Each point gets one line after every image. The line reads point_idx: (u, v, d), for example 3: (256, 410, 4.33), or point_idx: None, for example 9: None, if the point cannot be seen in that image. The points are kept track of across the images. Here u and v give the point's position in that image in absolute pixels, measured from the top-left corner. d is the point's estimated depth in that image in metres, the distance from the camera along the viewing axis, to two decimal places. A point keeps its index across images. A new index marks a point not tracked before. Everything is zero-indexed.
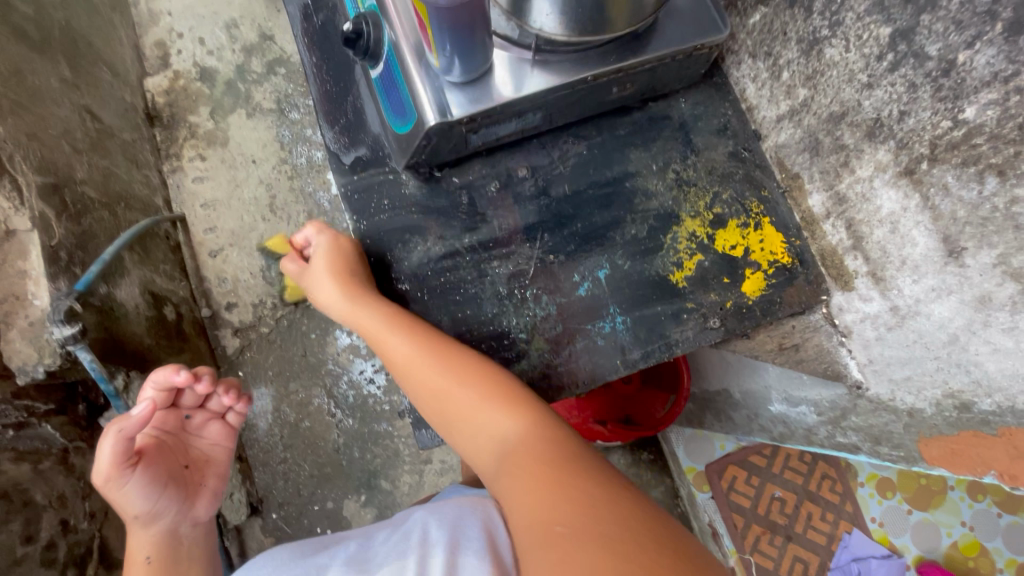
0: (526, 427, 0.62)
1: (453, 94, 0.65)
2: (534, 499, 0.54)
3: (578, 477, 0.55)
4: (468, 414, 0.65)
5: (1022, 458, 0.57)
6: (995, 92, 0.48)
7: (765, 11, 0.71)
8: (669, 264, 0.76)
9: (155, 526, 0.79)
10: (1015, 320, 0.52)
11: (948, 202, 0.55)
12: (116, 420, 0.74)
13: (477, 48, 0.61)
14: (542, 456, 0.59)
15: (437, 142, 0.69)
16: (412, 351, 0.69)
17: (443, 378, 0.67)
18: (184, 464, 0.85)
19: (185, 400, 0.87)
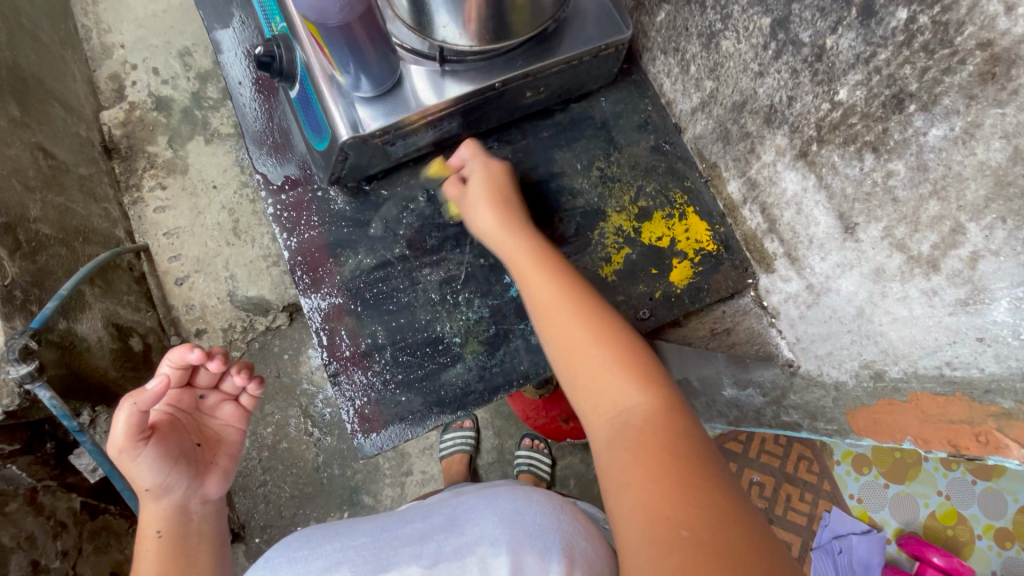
0: (648, 378, 0.56)
1: (363, 109, 0.66)
2: (656, 488, 0.47)
3: (697, 473, 0.48)
4: (586, 370, 0.58)
5: (930, 422, 0.58)
6: (859, 74, 0.50)
7: (668, 8, 0.73)
8: (598, 259, 0.78)
9: (166, 505, 0.67)
10: (905, 289, 0.54)
11: (838, 180, 0.57)
12: (131, 392, 0.62)
13: (381, 62, 0.63)
14: (650, 421, 0.52)
15: (357, 157, 0.71)
16: (554, 302, 0.61)
17: (595, 321, 0.59)
18: (195, 442, 0.71)
19: (202, 377, 0.72)
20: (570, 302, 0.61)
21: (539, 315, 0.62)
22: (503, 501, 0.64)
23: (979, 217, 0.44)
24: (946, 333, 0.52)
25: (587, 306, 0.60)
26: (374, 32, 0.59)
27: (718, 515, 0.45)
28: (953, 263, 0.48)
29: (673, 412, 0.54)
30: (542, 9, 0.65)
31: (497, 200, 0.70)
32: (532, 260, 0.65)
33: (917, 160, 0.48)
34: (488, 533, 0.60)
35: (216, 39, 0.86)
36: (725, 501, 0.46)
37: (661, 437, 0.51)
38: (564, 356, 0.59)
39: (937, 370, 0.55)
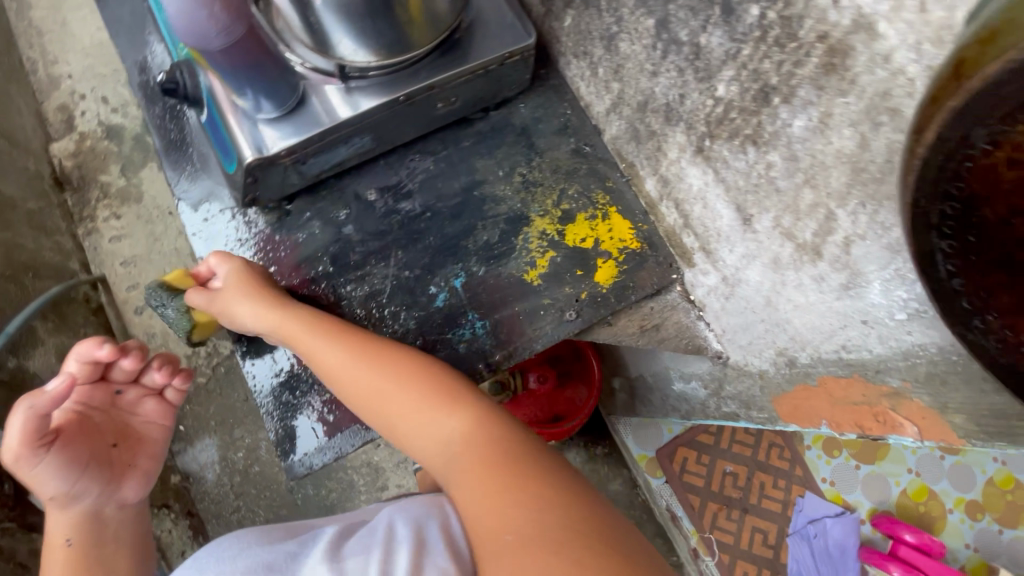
0: (449, 407, 0.63)
1: (267, 131, 0.66)
2: (490, 499, 0.55)
3: (514, 470, 0.57)
4: (404, 419, 0.64)
5: (838, 404, 0.59)
6: (731, 69, 0.51)
7: (572, 14, 0.74)
8: (522, 264, 0.78)
9: (77, 509, 0.71)
10: (799, 277, 0.55)
11: (730, 173, 0.58)
12: (28, 396, 0.68)
13: (277, 80, 0.64)
14: (464, 440, 0.61)
15: (268, 178, 0.70)
16: (340, 370, 0.66)
17: (379, 371, 0.65)
18: (110, 443, 0.75)
19: (116, 376, 0.78)
20: (349, 362, 0.66)
21: (337, 387, 0.67)
22: (428, 504, 0.65)
23: (844, 203, 0.45)
24: (837, 318, 0.53)
25: (365, 362, 0.65)
26: (263, 50, 0.60)
27: (543, 499, 0.53)
28: (831, 249, 0.49)
29: (487, 422, 0.62)
30: (439, 20, 0.66)
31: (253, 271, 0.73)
32: (308, 326, 0.69)
33: (789, 151, 0.49)
34: (396, 532, 0.60)
35: (131, 68, 0.85)
36: (561, 487, 0.55)
37: (480, 454, 0.59)
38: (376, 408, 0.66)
39: (835, 354, 0.55)
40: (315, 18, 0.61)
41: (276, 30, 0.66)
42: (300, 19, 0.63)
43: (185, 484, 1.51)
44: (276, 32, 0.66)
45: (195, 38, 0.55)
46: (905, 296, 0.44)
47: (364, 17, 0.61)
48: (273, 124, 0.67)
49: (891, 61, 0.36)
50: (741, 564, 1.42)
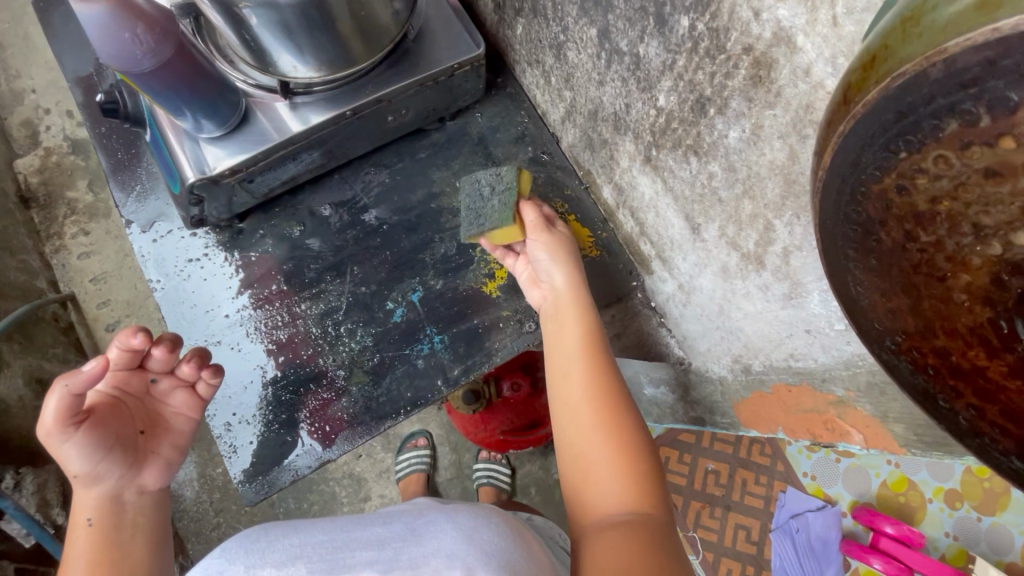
0: (639, 475, 0.55)
1: (208, 149, 0.65)
2: (635, 561, 0.48)
3: (659, 532, 0.51)
4: (585, 477, 0.56)
5: (791, 411, 0.59)
6: (669, 80, 0.50)
7: (522, 22, 0.74)
8: (481, 276, 0.77)
9: (95, 495, 0.54)
10: (747, 286, 0.55)
11: (677, 183, 0.58)
12: (65, 371, 0.51)
13: (216, 100, 0.61)
14: (633, 494, 0.54)
15: (215, 199, 0.69)
16: (585, 413, 0.58)
17: (619, 425, 0.58)
18: (137, 428, 0.57)
19: (153, 360, 0.58)
20: (606, 405, 0.58)
21: (568, 428, 0.59)
22: (465, 517, 0.60)
23: (781, 214, 0.45)
24: (784, 327, 0.52)
25: (622, 413, 0.58)
26: (195, 69, 0.58)
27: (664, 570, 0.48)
28: (773, 259, 0.49)
29: (651, 493, 0.55)
30: (382, 34, 0.65)
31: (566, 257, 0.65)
32: (579, 329, 0.62)
33: (727, 162, 0.48)
34: (445, 546, 0.54)
35: (72, 84, 0.81)
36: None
37: (647, 530, 0.51)
38: (572, 440, 0.58)
39: (785, 362, 0.55)
40: (251, 35, 0.58)
41: (217, 49, 0.66)
42: (235, 37, 0.59)
43: None
44: (218, 51, 0.66)
45: (117, 56, 0.53)
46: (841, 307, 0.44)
47: (303, 34, 0.58)
48: (216, 143, 0.65)
49: (811, 74, 0.36)
50: (725, 562, 1.41)
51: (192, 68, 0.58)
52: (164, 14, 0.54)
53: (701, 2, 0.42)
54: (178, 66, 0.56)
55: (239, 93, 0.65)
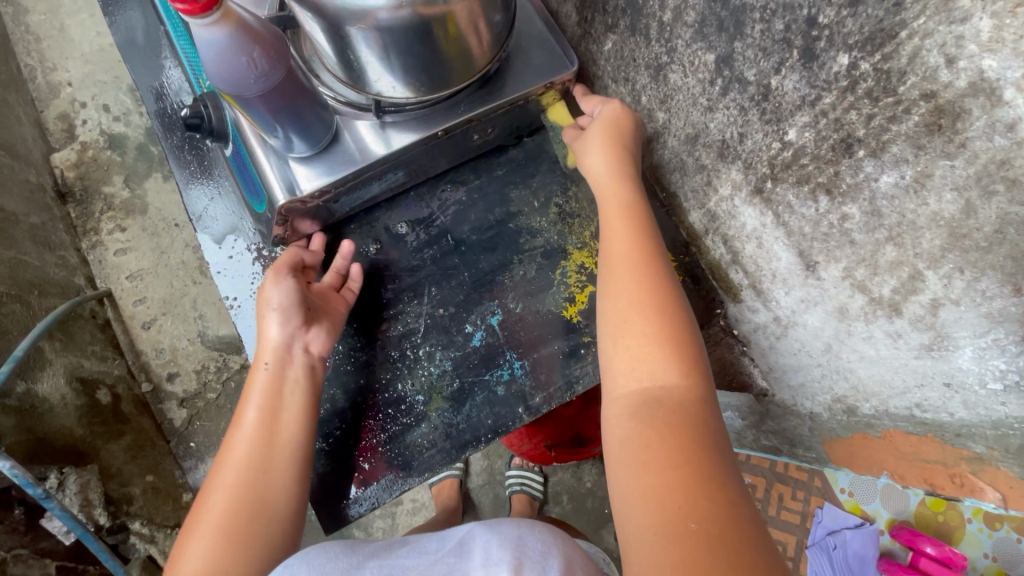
0: (686, 352, 0.53)
1: (298, 170, 0.63)
2: (664, 456, 0.46)
3: (697, 419, 0.49)
4: (630, 354, 0.54)
5: (905, 458, 0.57)
6: (807, 116, 0.48)
7: (614, 38, 0.71)
8: (561, 299, 0.75)
9: (275, 337, 0.62)
10: (870, 330, 0.52)
11: (795, 219, 0.55)
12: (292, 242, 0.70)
13: (311, 121, 0.59)
14: (681, 376, 0.51)
15: (299, 217, 0.67)
16: (624, 300, 0.56)
17: (668, 311, 0.55)
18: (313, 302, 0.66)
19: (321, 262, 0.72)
20: (654, 287, 0.57)
21: (616, 310, 0.57)
22: (506, 526, 0.55)
23: (937, 266, 0.42)
24: (913, 376, 0.50)
25: (670, 299, 0.56)
26: (297, 92, 0.55)
27: (694, 443, 0.47)
28: (915, 308, 0.46)
29: (699, 381, 0.52)
30: (472, 61, 0.61)
31: (617, 150, 0.66)
32: (623, 216, 0.62)
33: (871, 206, 0.46)
34: (494, 555, 0.51)
35: (144, 91, 0.80)
36: (707, 467, 0.45)
37: (695, 416, 0.49)
38: (619, 316, 0.56)
39: (908, 411, 0.53)
40: (353, 56, 0.54)
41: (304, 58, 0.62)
42: (335, 55, 0.56)
43: None
44: (305, 60, 0.62)
45: (226, 80, 0.49)
46: (1002, 367, 0.42)
47: (407, 56, 0.54)
48: (306, 162, 0.63)
49: (1016, 130, 0.33)
50: None
51: (293, 94, 0.54)
52: (274, 36, 0.50)
53: (871, 41, 0.39)
54: (283, 92, 0.53)
55: (330, 111, 0.62)
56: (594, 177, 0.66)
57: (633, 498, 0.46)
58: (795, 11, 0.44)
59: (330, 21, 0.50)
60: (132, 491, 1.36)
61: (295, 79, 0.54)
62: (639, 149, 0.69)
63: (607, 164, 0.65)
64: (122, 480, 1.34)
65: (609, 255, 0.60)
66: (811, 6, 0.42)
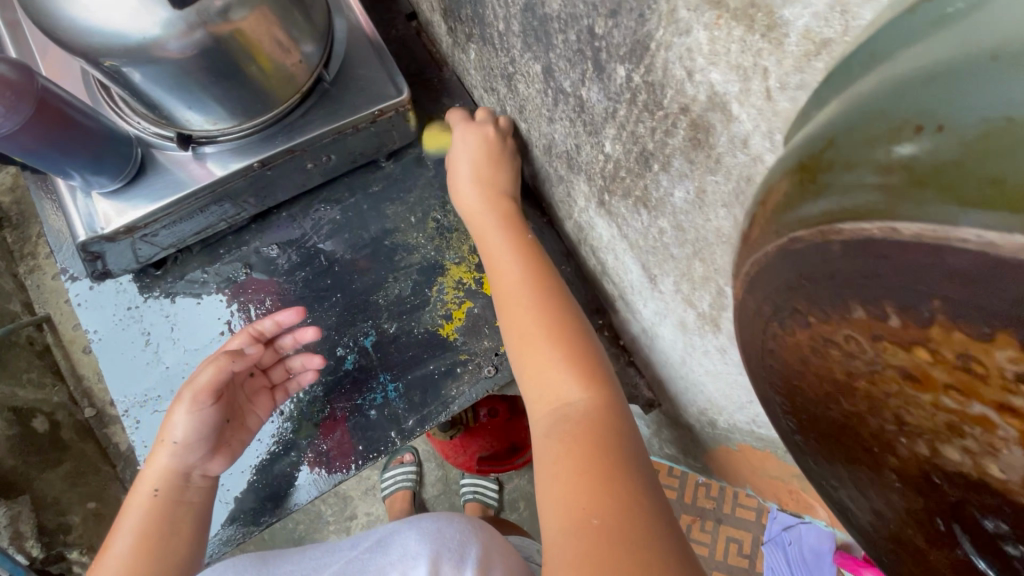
0: (586, 360, 0.53)
1: (103, 206, 0.61)
2: (576, 467, 0.45)
3: (607, 427, 0.48)
4: (535, 377, 0.54)
5: (756, 472, 0.55)
6: (613, 128, 0.46)
7: (474, 48, 0.69)
8: (437, 317, 0.73)
9: (168, 463, 0.61)
10: (705, 343, 0.50)
11: (631, 231, 0.53)
12: (227, 352, 0.63)
13: (104, 154, 0.56)
14: (588, 395, 0.50)
15: (116, 254, 0.64)
16: (525, 324, 0.56)
17: (565, 327, 0.55)
18: (226, 418, 0.65)
19: (265, 357, 0.69)
20: (547, 302, 0.57)
21: (512, 336, 0.57)
22: (428, 520, 0.68)
23: (731, 281, 0.41)
24: (744, 391, 0.48)
25: (561, 307, 0.57)
26: (66, 126, 0.52)
27: (601, 444, 0.47)
28: (727, 323, 0.44)
29: (601, 386, 0.51)
30: (281, 84, 0.60)
31: (487, 176, 0.66)
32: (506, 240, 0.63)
33: (675, 220, 0.44)
34: (410, 550, 0.64)
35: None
36: (621, 480, 0.44)
37: (607, 427, 0.48)
38: (521, 341, 0.56)
39: (748, 426, 0.51)
40: (135, 91, 0.55)
41: (119, 99, 0.63)
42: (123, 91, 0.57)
43: None
44: (120, 101, 0.63)
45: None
46: None
47: (191, 89, 0.55)
48: (111, 198, 0.61)
49: (749, 146, 0.31)
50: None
51: (64, 130, 0.52)
52: (22, 75, 0.50)
53: (633, 54, 0.37)
54: (41, 128, 0.51)
55: (134, 144, 0.61)
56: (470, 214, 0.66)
57: (555, 521, 0.43)
58: (578, 22, 0.42)
59: (86, 57, 0.50)
60: (71, 519, 1.33)
61: (62, 114, 0.52)
62: (514, 169, 0.69)
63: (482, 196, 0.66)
64: (57, 509, 1.31)
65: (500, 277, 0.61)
66: (588, 16, 0.40)
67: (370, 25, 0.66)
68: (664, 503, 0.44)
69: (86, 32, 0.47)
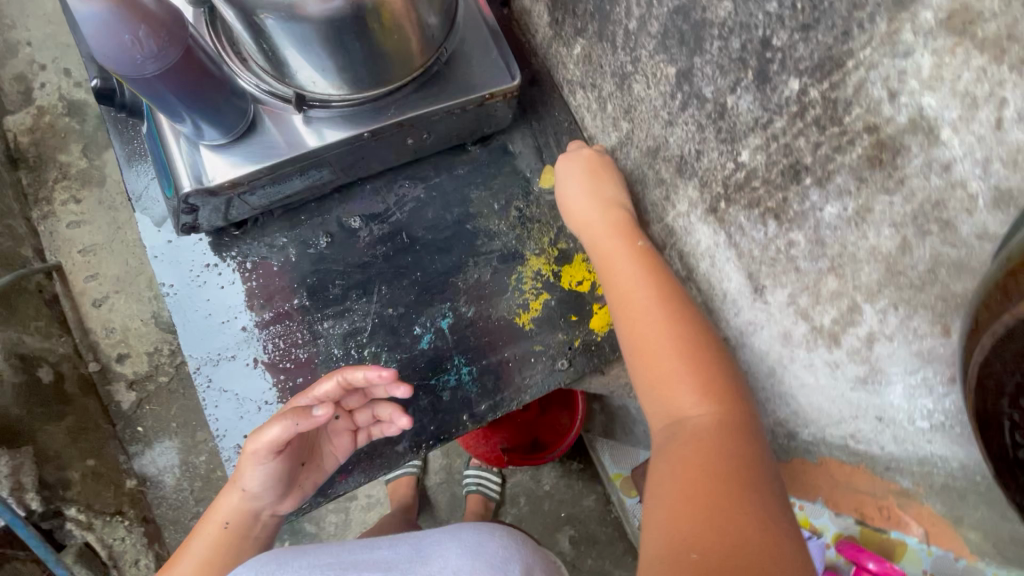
0: (719, 382, 0.51)
1: (208, 159, 0.60)
2: (694, 500, 0.44)
3: (746, 471, 0.45)
4: (657, 392, 0.53)
5: (837, 486, 0.57)
6: (758, 138, 0.47)
7: (583, 42, 0.69)
8: (515, 306, 0.73)
9: (239, 503, 0.62)
10: (811, 357, 0.51)
11: (745, 241, 0.54)
12: (297, 408, 0.57)
13: (221, 106, 0.56)
14: (718, 432, 0.48)
15: (209, 208, 0.63)
16: (653, 335, 0.55)
17: (694, 341, 0.53)
18: (301, 459, 0.63)
19: (352, 400, 0.64)
20: (673, 320, 0.55)
21: (633, 353, 0.56)
22: (468, 534, 0.61)
23: (873, 299, 0.42)
24: (849, 406, 0.50)
25: (690, 319, 0.55)
26: (202, 77, 0.52)
27: (735, 484, 0.44)
28: (851, 340, 0.45)
29: (731, 416, 0.49)
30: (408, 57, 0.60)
31: (601, 193, 0.66)
32: (625, 246, 0.61)
33: (815, 234, 0.45)
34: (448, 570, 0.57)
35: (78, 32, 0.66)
36: (746, 523, 0.41)
37: (742, 468, 0.46)
38: (643, 350, 0.55)
39: (843, 440, 0.53)
40: (269, 45, 0.54)
41: (228, 49, 0.62)
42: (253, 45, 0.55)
43: (141, 488, 1.35)
44: (230, 50, 0.61)
45: (109, 58, 0.46)
46: (929, 407, 0.42)
47: (328, 52, 0.54)
48: (219, 150, 0.60)
49: (951, 171, 0.33)
50: None
51: (194, 79, 0.51)
52: (173, 17, 0.48)
53: (820, 68, 0.39)
54: (183, 75, 0.50)
55: (248, 98, 0.60)
56: (586, 228, 0.66)
57: (654, 540, 0.43)
58: (752, 31, 0.43)
59: (241, 10, 0.49)
60: (70, 475, 1.22)
61: (194, 59, 0.51)
62: (624, 190, 0.68)
63: (592, 209, 0.65)
64: (58, 463, 1.20)
65: (618, 284, 0.59)
66: (767, 28, 0.42)
67: (488, 9, 0.67)
68: (789, 542, 0.41)
69: None
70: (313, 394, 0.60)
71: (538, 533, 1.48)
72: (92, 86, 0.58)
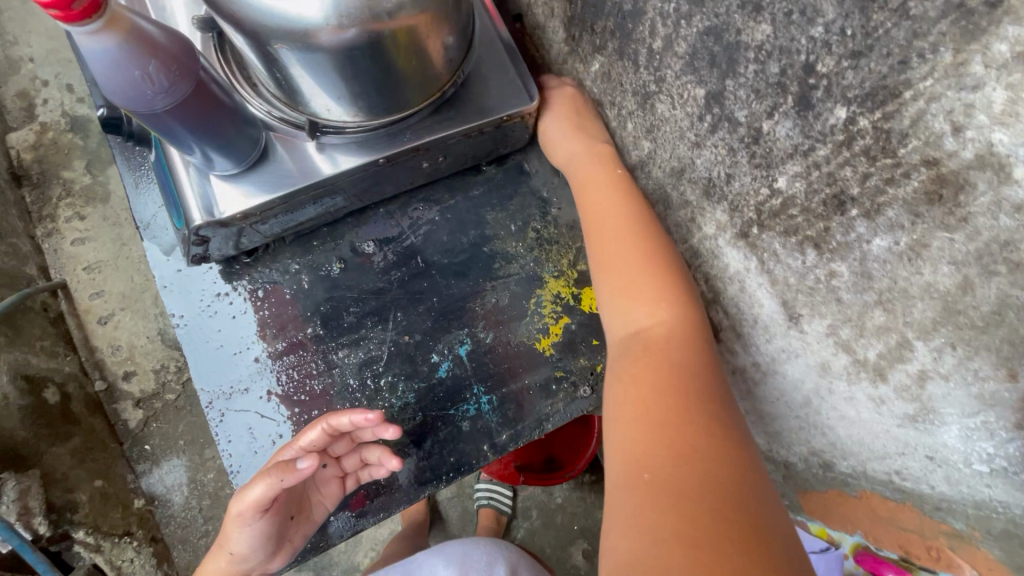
0: (676, 305, 0.56)
1: (219, 189, 0.58)
2: (648, 416, 0.49)
3: (696, 384, 0.50)
4: (620, 309, 0.57)
5: (881, 522, 0.55)
6: (798, 165, 0.45)
7: (602, 60, 0.67)
8: (534, 331, 0.71)
9: (229, 565, 0.62)
10: (853, 391, 0.49)
11: (780, 268, 0.51)
12: (278, 466, 0.56)
13: (233, 137, 0.54)
14: (673, 346, 0.53)
15: (220, 239, 0.61)
16: (619, 260, 0.59)
17: (658, 269, 0.57)
18: (289, 515, 0.62)
19: (338, 445, 0.65)
20: (639, 248, 0.59)
21: (602, 274, 0.60)
22: (451, 548, 0.79)
23: (927, 337, 0.40)
24: (895, 443, 0.47)
25: (655, 250, 0.59)
26: (215, 107, 0.50)
27: (684, 398, 0.49)
28: (901, 377, 0.43)
29: (687, 337, 0.54)
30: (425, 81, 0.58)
31: (581, 124, 0.69)
32: (601, 182, 0.65)
33: (861, 266, 0.42)
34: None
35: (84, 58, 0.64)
36: (694, 437, 0.46)
37: (691, 382, 0.50)
38: (611, 273, 0.59)
39: (887, 476, 0.51)
40: (283, 74, 0.52)
41: (238, 74, 0.60)
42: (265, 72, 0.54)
43: (149, 508, 1.32)
44: (240, 75, 0.59)
45: (120, 94, 0.44)
46: (989, 451, 0.39)
47: (344, 80, 0.52)
48: (230, 180, 0.58)
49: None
50: None
51: (207, 110, 0.49)
52: (183, 47, 0.46)
53: (872, 97, 0.37)
54: (195, 106, 0.48)
55: (260, 126, 0.58)
56: (565, 155, 0.69)
57: (617, 459, 0.48)
58: (793, 55, 0.41)
59: (255, 39, 0.48)
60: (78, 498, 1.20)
61: (207, 91, 0.49)
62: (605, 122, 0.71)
63: (575, 142, 0.68)
64: (66, 487, 1.18)
65: (591, 215, 0.63)
66: (810, 52, 0.40)
67: (504, 27, 0.65)
68: (731, 457, 0.45)
69: (270, 17, 0.45)
70: (297, 446, 0.60)
71: (552, 548, 1.45)
72: (98, 116, 0.56)
